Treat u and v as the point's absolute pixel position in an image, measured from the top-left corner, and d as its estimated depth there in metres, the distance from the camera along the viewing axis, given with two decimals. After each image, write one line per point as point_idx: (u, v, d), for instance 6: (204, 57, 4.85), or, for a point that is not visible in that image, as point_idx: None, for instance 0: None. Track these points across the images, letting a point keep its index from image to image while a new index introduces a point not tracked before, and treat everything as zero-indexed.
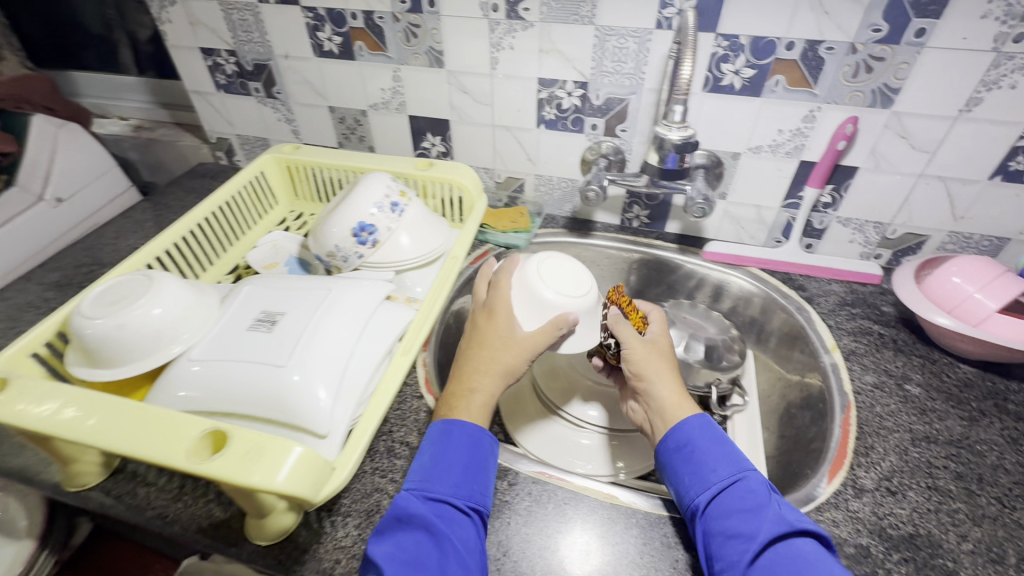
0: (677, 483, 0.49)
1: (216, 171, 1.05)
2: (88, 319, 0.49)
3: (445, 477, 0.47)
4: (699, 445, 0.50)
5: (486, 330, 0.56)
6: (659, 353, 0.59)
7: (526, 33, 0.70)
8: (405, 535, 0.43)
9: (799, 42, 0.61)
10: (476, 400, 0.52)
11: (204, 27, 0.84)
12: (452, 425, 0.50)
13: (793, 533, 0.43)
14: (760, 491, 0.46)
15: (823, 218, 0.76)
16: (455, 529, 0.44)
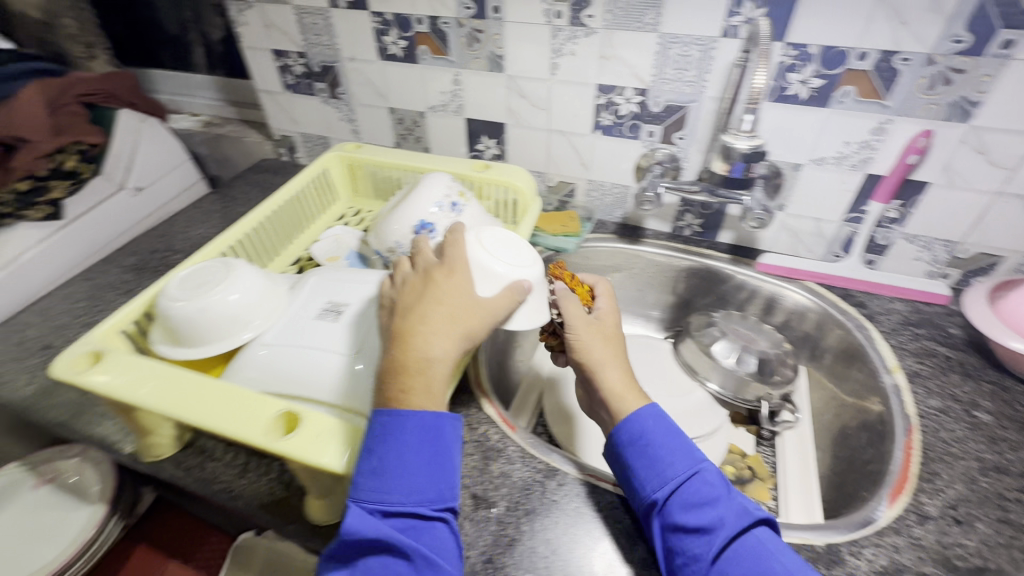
0: (632, 479, 0.48)
1: (278, 166, 1.10)
2: (173, 301, 0.52)
3: (403, 484, 0.41)
4: (654, 438, 0.49)
5: (440, 294, 0.46)
6: (611, 333, 0.58)
7: (588, 39, 0.71)
8: (371, 558, 0.39)
9: (873, 52, 0.60)
10: (435, 374, 0.43)
11: (277, 30, 0.89)
12: (401, 421, 0.42)
13: (751, 523, 0.44)
14: (716, 483, 0.46)
15: (887, 233, 0.74)
16: (424, 537, 0.40)
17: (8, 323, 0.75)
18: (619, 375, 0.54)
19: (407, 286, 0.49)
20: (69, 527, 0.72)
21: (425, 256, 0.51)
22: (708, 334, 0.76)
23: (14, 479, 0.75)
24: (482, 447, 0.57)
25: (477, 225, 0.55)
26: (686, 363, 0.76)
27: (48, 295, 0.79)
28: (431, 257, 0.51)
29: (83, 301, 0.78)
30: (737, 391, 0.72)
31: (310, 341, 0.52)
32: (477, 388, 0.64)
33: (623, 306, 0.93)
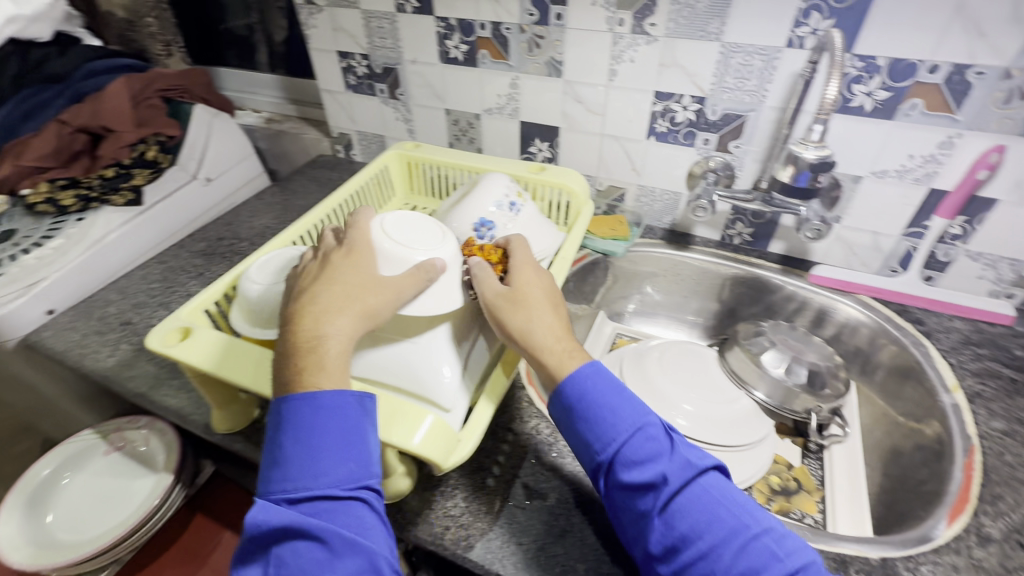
0: (579, 442, 0.47)
1: (334, 163, 1.14)
2: (255, 285, 0.57)
3: (315, 469, 0.41)
4: (594, 398, 0.47)
5: (332, 278, 0.49)
6: (533, 286, 0.54)
7: (649, 47, 0.72)
8: (288, 547, 0.38)
9: (945, 65, 0.59)
10: (330, 350, 0.45)
11: (344, 33, 0.93)
12: (304, 406, 0.42)
13: (696, 475, 0.43)
14: (660, 437, 0.45)
15: (949, 250, 0.72)
16: (340, 518, 0.39)
17: (91, 299, 0.80)
18: (544, 331, 0.51)
19: (307, 273, 0.51)
20: (135, 494, 0.76)
21: (327, 242, 0.54)
22: (756, 344, 0.76)
23: (87, 444, 0.80)
24: (533, 440, 0.58)
25: (387, 211, 0.58)
26: (732, 371, 0.75)
27: (125, 275, 0.85)
28: (333, 242, 0.54)
29: (157, 282, 0.83)
30: (785, 400, 0.72)
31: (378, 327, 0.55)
32: (527, 384, 0.65)
33: (666, 312, 0.93)
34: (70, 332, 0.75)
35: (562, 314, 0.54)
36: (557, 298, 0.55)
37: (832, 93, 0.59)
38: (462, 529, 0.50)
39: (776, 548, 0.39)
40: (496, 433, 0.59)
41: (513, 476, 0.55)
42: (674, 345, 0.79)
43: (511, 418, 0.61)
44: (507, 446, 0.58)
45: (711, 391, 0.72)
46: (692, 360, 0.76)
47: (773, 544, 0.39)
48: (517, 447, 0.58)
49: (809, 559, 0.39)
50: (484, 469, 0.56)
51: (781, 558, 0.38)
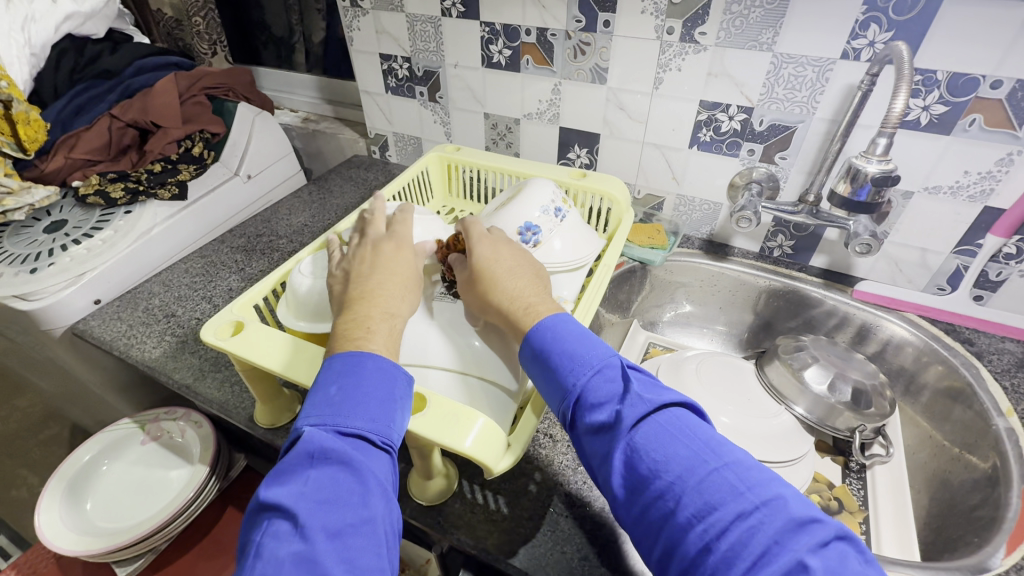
0: (546, 393, 0.46)
1: (369, 163, 1.15)
2: (305, 282, 0.57)
3: (361, 409, 0.39)
4: (554, 347, 0.45)
5: (386, 262, 0.51)
6: (490, 254, 0.53)
7: (697, 56, 0.72)
8: (317, 472, 0.35)
9: (1008, 81, 0.58)
10: (396, 325, 0.47)
11: (387, 35, 0.94)
12: (359, 357, 0.42)
13: (656, 411, 0.40)
14: (620, 380, 0.43)
15: (1001, 269, 0.70)
16: (374, 464, 0.38)
17: (135, 290, 0.82)
18: (511, 293, 0.50)
19: (359, 255, 0.52)
20: (171, 484, 0.77)
21: (376, 228, 0.55)
22: (797, 359, 0.74)
23: (125, 432, 0.80)
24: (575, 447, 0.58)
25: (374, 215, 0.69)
26: (771, 385, 0.74)
27: (168, 267, 0.86)
28: (381, 229, 0.56)
29: (199, 275, 0.85)
30: (826, 417, 0.70)
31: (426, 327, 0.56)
32: None
33: (701, 323, 0.92)
34: (116, 321, 0.76)
35: (531, 273, 0.53)
36: (521, 259, 0.54)
37: (898, 108, 0.58)
38: (506, 535, 0.50)
39: (738, 483, 0.35)
40: (536, 438, 0.59)
41: (556, 483, 0.54)
42: (711, 356, 0.78)
43: (552, 424, 0.60)
44: (547, 453, 0.58)
45: (752, 405, 0.71)
46: (731, 373, 0.75)
47: (733, 477, 0.35)
48: (558, 453, 0.57)
49: (774, 493, 0.34)
50: (526, 474, 0.55)
51: (741, 492, 0.34)
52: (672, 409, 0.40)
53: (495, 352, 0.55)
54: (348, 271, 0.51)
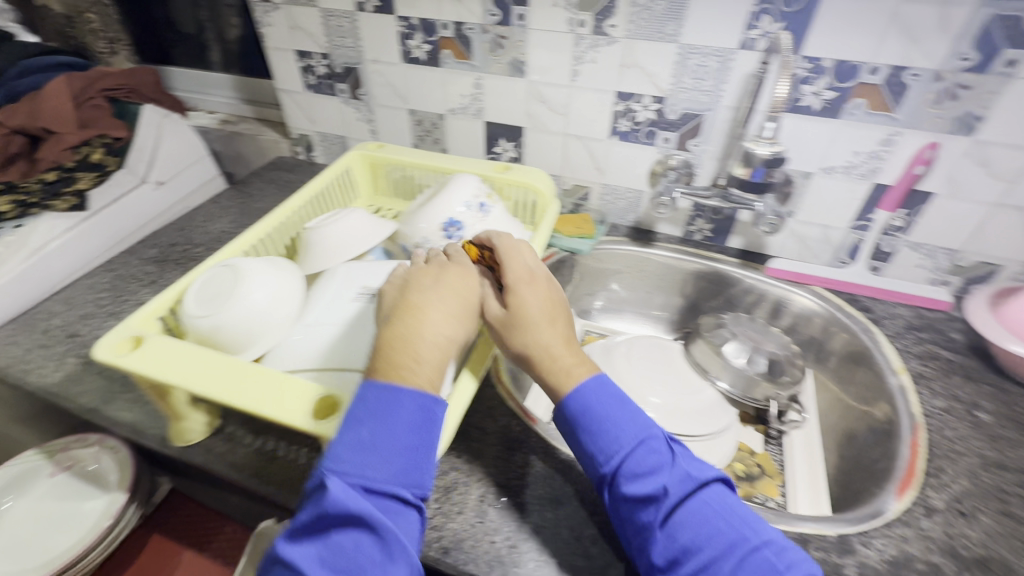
0: (584, 452, 0.49)
1: (294, 165, 1.11)
2: (198, 316, 0.52)
3: (387, 463, 0.41)
4: (597, 411, 0.49)
5: (447, 290, 0.51)
6: (532, 300, 0.54)
7: (609, 48, 0.74)
8: (343, 536, 0.38)
9: (884, 67, 0.63)
10: (444, 352, 0.47)
11: (301, 31, 0.91)
12: (396, 402, 0.43)
13: (698, 487, 0.44)
14: (663, 452, 0.47)
15: (892, 241, 0.76)
16: (401, 524, 0.40)
17: (33, 311, 0.76)
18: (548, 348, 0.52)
19: (422, 270, 0.54)
20: (85, 516, 0.72)
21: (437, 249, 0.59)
22: (718, 336, 0.78)
23: (31, 465, 0.75)
24: (505, 437, 0.58)
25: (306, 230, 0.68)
26: (696, 362, 0.78)
27: (70, 284, 0.80)
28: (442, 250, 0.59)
29: (106, 291, 0.79)
30: (747, 388, 0.74)
31: (344, 322, 0.54)
32: (497, 381, 0.65)
33: (633, 308, 0.95)
34: (10, 346, 0.70)
35: (565, 323, 0.55)
36: (557, 305, 0.55)
37: (781, 93, 0.63)
38: (435, 531, 0.50)
39: (773, 560, 0.40)
40: (467, 432, 0.59)
41: (486, 475, 0.55)
42: (640, 340, 0.81)
43: (482, 417, 0.61)
44: (478, 445, 0.58)
45: (677, 382, 0.74)
46: (658, 354, 0.78)
47: (772, 556, 0.40)
48: (489, 445, 0.58)
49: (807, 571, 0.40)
50: (457, 469, 0.55)
51: (781, 571, 0.40)
52: (710, 485, 0.45)
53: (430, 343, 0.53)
54: (407, 283, 0.53)
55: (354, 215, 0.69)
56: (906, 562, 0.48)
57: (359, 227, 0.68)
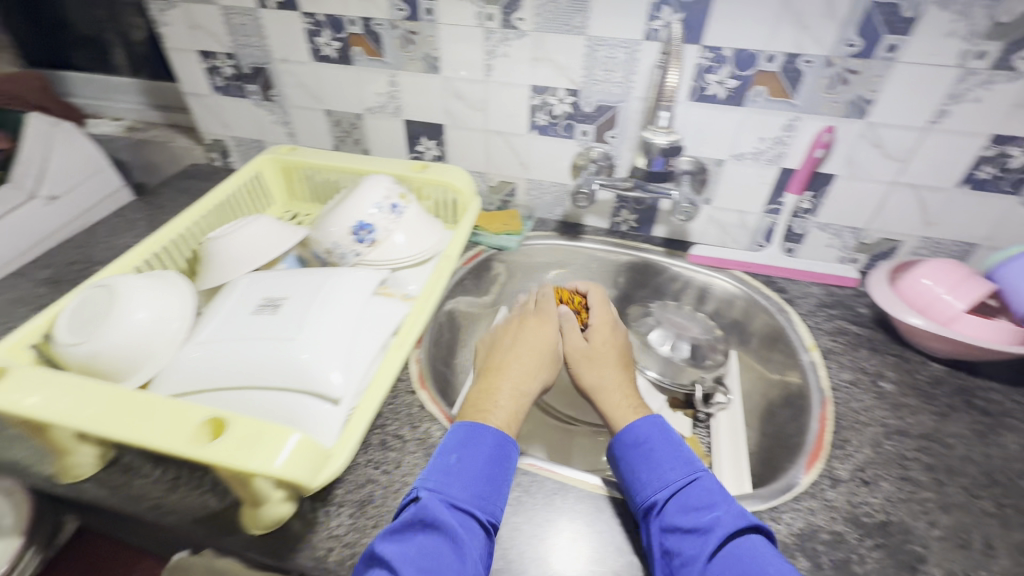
0: (633, 481, 0.52)
1: (210, 173, 1.05)
2: (71, 344, 0.49)
3: (469, 485, 0.48)
4: (656, 445, 0.54)
5: (534, 345, 0.65)
6: (608, 351, 0.68)
7: (520, 41, 0.73)
8: (427, 537, 0.43)
9: (780, 55, 0.64)
10: (523, 400, 0.59)
11: (202, 30, 0.86)
12: (481, 430, 0.53)
13: (749, 529, 0.46)
14: (715, 490, 0.50)
15: (803, 223, 0.79)
16: (474, 542, 0.45)
17: None
18: (613, 389, 0.63)
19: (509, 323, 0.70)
20: None
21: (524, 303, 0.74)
22: (644, 324, 0.79)
23: None
24: (424, 444, 0.57)
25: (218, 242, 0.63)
26: None
27: None
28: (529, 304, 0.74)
29: None
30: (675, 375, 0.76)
31: (241, 335, 0.51)
32: (419, 388, 0.63)
33: None
34: None
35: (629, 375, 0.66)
36: (627, 359, 0.68)
37: (671, 82, 0.63)
38: (349, 548, 0.48)
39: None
40: (385, 441, 0.57)
41: (403, 485, 0.53)
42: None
43: (402, 425, 0.59)
44: (396, 454, 0.56)
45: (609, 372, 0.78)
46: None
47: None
48: (407, 453, 0.56)
49: None
50: (373, 481, 0.53)
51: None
52: (758, 533, 0.46)
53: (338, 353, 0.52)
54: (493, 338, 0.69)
55: (261, 222, 0.66)
56: (812, 534, 0.49)
57: (267, 235, 0.65)
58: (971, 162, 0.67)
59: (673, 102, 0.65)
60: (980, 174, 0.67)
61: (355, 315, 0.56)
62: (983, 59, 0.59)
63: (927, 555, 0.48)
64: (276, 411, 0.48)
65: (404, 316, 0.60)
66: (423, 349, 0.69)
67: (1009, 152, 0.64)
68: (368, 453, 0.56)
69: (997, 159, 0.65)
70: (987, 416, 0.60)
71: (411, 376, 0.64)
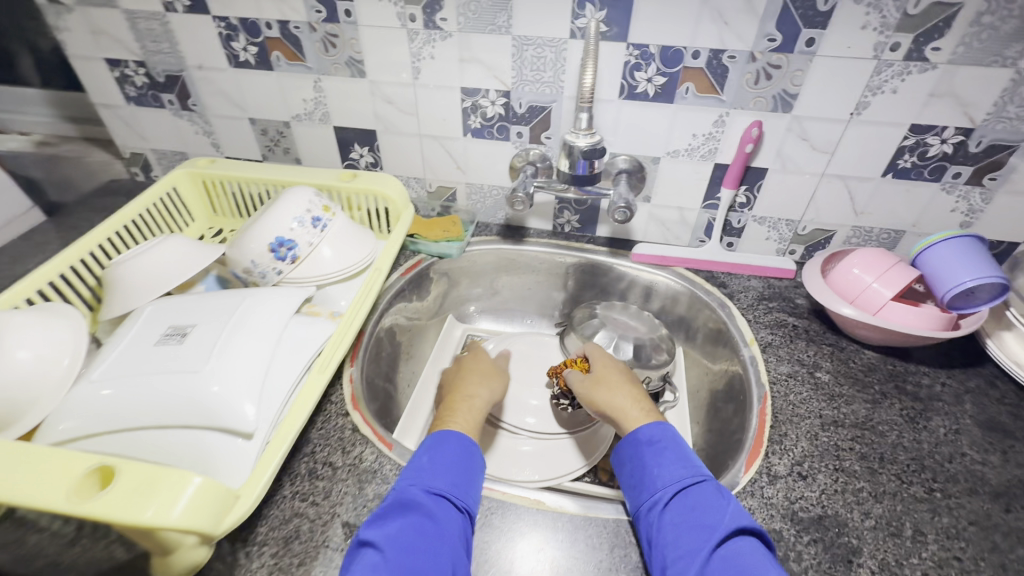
0: (643, 477, 0.52)
1: (132, 188, 0.99)
2: None
3: (445, 475, 0.49)
4: (669, 445, 0.54)
5: (480, 365, 0.70)
6: (613, 370, 0.66)
7: (445, 43, 0.70)
8: (406, 519, 0.45)
9: (704, 51, 0.64)
10: (475, 403, 0.62)
11: (107, 36, 0.80)
12: (446, 436, 0.54)
13: (751, 530, 0.45)
14: (721, 492, 0.49)
15: (740, 217, 0.80)
16: (452, 521, 0.46)
17: None
18: (625, 399, 0.61)
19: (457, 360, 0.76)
20: None
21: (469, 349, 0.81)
22: (589, 326, 0.78)
23: None
24: (355, 471, 0.53)
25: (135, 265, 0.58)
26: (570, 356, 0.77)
27: None
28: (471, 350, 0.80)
29: None
30: None
31: (142, 370, 0.48)
32: (352, 410, 0.59)
33: (515, 306, 0.93)
34: None
35: (642, 389, 0.64)
36: (634, 377, 0.66)
37: (587, 82, 0.62)
38: None
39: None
40: (314, 470, 0.53)
41: (332, 516, 0.49)
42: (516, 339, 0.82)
43: (332, 450, 0.55)
44: (325, 484, 0.52)
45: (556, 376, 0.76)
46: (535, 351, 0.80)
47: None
48: (337, 481, 0.52)
49: None
50: (300, 514, 0.49)
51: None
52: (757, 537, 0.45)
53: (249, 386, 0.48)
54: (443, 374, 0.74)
55: (167, 244, 0.60)
56: None
57: (176, 258, 0.60)
58: (893, 153, 0.68)
59: (592, 103, 0.64)
60: (902, 163, 0.69)
61: (271, 340, 0.52)
62: (897, 51, 0.60)
63: (861, 547, 0.48)
64: (183, 451, 0.45)
65: (329, 335, 0.57)
66: (357, 366, 0.65)
67: (926, 141, 0.66)
68: (295, 484, 0.51)
69: (916, 148, 0.67)
70: (917, 401, 0.62)
71: (343, 397, 0.60)
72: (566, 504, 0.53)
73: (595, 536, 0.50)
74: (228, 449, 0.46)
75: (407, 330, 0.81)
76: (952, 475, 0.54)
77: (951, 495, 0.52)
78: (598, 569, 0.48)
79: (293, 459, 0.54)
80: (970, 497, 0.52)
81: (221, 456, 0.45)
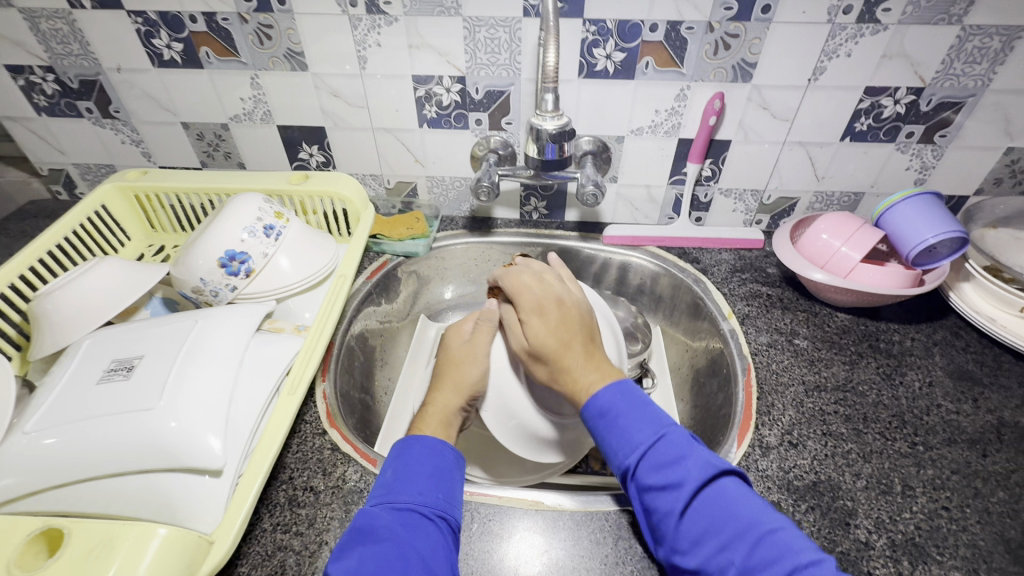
0: (606, 450, 0.47)
1: (54, 210, 0.89)
2: None
3: (409, 486, 0.45)
4: (621, 411, 0.48)
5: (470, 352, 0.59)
6: (544, 333, 0.54)
7: (391, 28, 0.66)
8: (368, 547, 0.39)
9: (661, 23, 0.62)
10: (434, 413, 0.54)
11: (5, 40, 0.71)
12: (410, 441, 0.49)
13: (719, 474, 0.43)
14: (677, 444, 0.45)
15: (707, 191, 0.80)
16: (421, 536, 0.41)
17: None
18: (577, 362, 0.52)
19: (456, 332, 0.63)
20: None
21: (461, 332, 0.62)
22: None
23: None
24: (340, 493, 0.49)
25: (81, 284, 0.52)
26: None
27: None
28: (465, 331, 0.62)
29: None
30: None
31: (83, 416, 0.42)
32: (329, 428, 0.55)
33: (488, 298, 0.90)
34: None
35: (584, 342, 0.54)
36: (584, 329, 0.55)
37: (552, 61, 0.58)
38: None
39: (787, 543, 0.38)
40: (293, 496, 0.49)
41: (320, 545, 0.46)
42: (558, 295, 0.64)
43: (312, 474, 0.51)
44: (308, 511, 0.48)
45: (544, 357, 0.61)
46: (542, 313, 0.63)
47: (786, 538, 0.39)
48: (322, 506, 0.48)
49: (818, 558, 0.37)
50: (284, 546, 0.45)
51: (796, 552, 0.38)
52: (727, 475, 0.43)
53: (216, 413, 0.44)
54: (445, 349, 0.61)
55: (105, 268, 0.54)
56: None
57: (117, 283, 0.54)
58: (850, 116, 0.69)
59: (557, 83, 0.60)
60: (859, 126, 0.70)
61: (233, 363, 0.47)
62: (850, 13, 0.60)
63: (856, 508, 0.49)
64: (148, 502, 0.41)
65: (297, 351, 0.53)
66: (330, 382, 0.61)
67: (881, 103, 0.67)
68: (274, 515, 0.47)
69: (872, 110, 0.68)
70: (891, 357, 0.63)
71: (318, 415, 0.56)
72: (564, 500, 0.51)
73: (599, 531, 0.49)
74: (196, 491, 0.42)
75: (379, 334, 0.77)
76: (931, 427, 0.55)
77: (932, 447, 0.54)
78: (606, 565, 0.47)
79: (270, 489, 0.50)
80: (949, 447, 0.54)
81: (191, 502, 0.41)
